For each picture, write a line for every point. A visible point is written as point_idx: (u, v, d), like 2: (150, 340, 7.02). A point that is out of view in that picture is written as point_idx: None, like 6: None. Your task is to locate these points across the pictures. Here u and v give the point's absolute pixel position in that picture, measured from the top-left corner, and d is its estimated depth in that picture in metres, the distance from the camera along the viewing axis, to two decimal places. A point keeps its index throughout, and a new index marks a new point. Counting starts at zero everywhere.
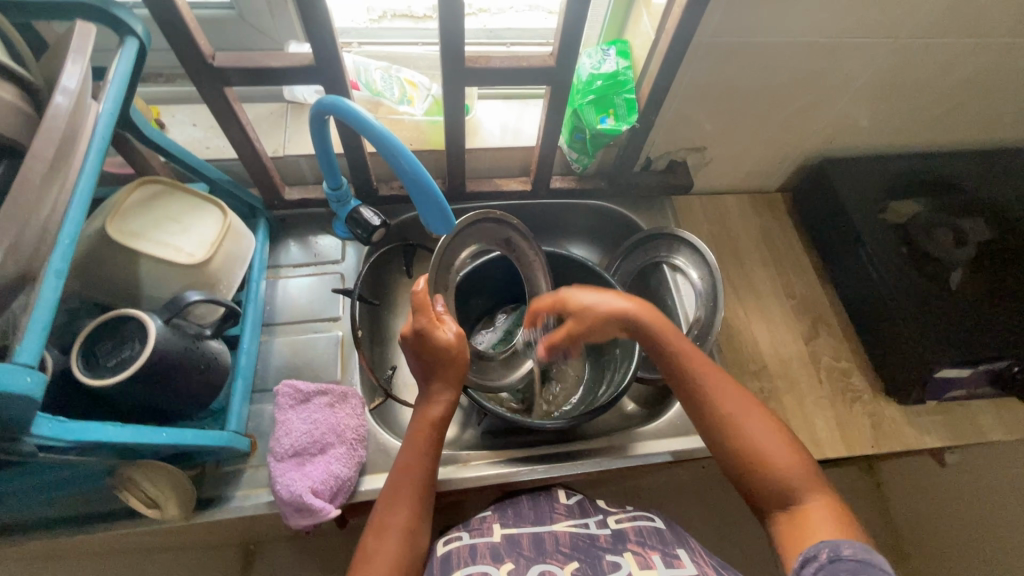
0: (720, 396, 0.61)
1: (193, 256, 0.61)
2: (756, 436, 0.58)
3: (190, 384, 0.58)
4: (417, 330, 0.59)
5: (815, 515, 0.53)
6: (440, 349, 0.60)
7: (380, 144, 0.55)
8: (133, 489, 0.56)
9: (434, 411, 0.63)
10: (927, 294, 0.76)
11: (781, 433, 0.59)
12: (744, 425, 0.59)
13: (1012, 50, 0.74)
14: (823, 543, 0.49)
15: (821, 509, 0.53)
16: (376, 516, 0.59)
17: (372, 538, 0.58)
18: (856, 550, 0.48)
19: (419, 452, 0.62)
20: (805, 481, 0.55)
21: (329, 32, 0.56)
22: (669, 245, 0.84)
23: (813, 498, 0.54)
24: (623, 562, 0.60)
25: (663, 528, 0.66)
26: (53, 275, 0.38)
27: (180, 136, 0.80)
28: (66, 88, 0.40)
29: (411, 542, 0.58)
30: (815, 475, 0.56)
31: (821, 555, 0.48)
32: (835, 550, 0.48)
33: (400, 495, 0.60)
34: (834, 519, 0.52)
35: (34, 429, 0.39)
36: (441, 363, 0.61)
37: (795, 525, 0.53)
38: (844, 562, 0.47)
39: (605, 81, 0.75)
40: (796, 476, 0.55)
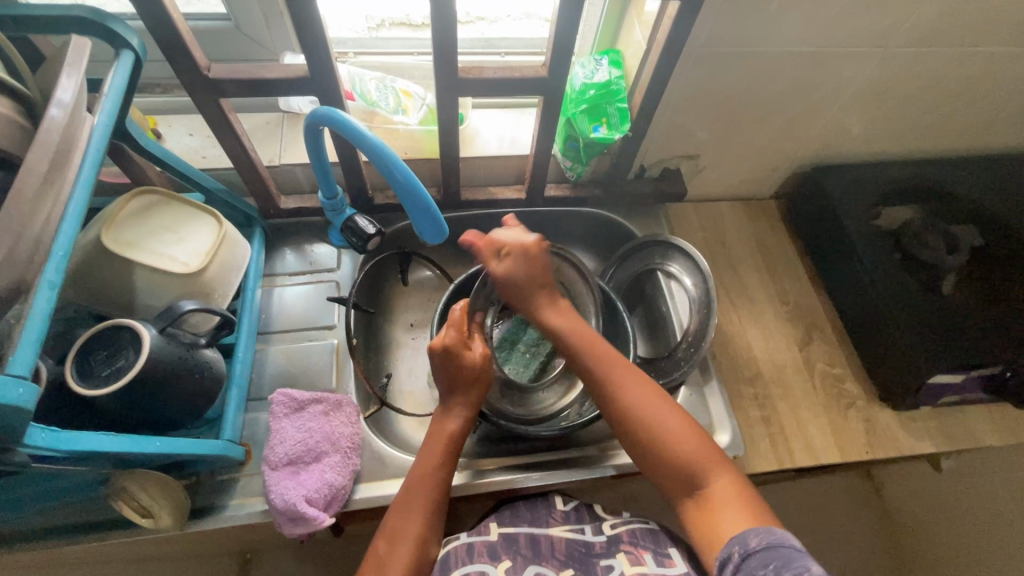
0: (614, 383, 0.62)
1: (188, 265, 0.61)
2: (657, 421, 0.59)
3: (183, 393, 0.58)
4: (448, 344, 0.64)
5: (721, 496, 0.55)
6: (465, 366, 0.65)
7: (372, 153, 0.55)
8: (127, 498, 0.56)
9: (451, 425, 0.65)
10: (918, 301, 0.76)
11: (682, 415, 0.60)
12: (647, 410, 0.60)
13: (1000, 58, 0.75)
14: (735, 538, 0.50)
15: (723, 489, 0.55)
16: (389, 521, 0.60)
17: (384, 543, 0.59)
18: (761, 536, 0.49)
19: (436, 462, 0.62)
20: (708, 461, 0.57)
21: (323, 44, 0.57)
22: (663, 253, 0.84)
23: (718, 479, 0.56)
24: (616, 562, 0.61)
25: (655, 528, 0.66)
26: (46, 286, 0.38)
27: (176, 146, 0.81)
28: (61, 101, 0.40)
29: (422, 551, 0.58)
30: (715, 451, 0.58)
31: (733, 555, 0.49)
32: (743, 544, 0.49)
33: (414, 503, 0.60)
34: (736, 499, 0.54)
35: (27, 440, 0.39)
36: (463, 382, 0.65)
37: (704, 510, 0.55)
38: (753, 555, 0.48)
39: (597, 90, 0.76)
40: (698, 455, 0.57)
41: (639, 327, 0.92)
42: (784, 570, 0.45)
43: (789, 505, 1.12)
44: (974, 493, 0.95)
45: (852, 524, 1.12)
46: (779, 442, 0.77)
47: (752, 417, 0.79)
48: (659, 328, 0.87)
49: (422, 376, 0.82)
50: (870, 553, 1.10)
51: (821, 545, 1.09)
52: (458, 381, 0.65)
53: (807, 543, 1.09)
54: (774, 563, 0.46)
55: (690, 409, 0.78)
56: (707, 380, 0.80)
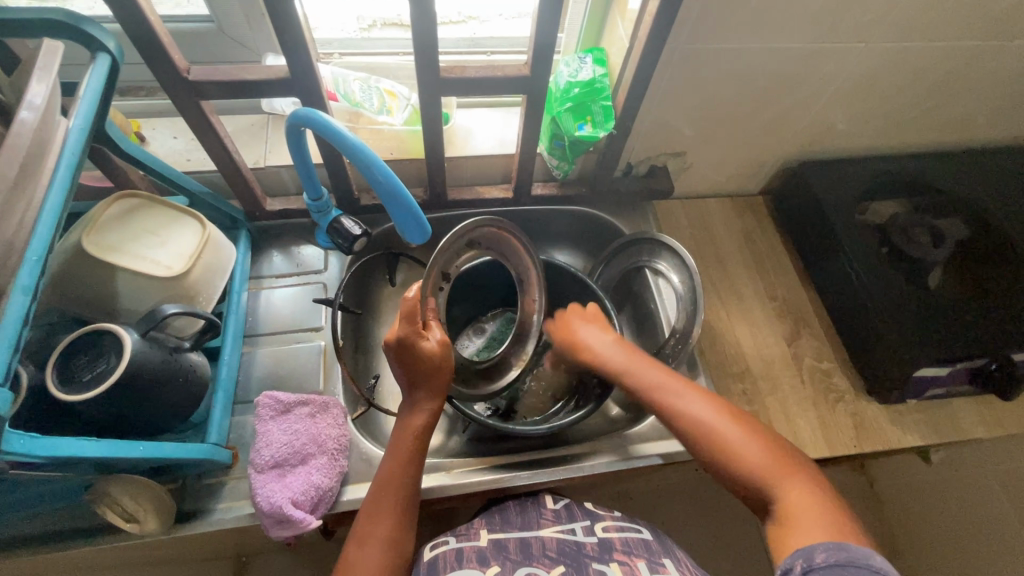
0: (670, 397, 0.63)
1: (171, 268, 0.61)
2: (722, 440, 0.59)
3: (167, 396, 0.58)
4: (401, 338, 0.60)
5: (797, 509, 0.52)
6: (424, 360, 0.62)
7: (353, 154, 0.55)
8: (111, 504, 0.56)
9: (418, 420, 0.64)
10: (903, 294, 0.77)
11: (749, 433, 0.59)
12: (711, 424, 0.60)
13: (981, 53, 0.76)
14: (798, 552, 0.48)
15: (797, 502, 0.53)
16: (358, 524, 0.59)
17: (354, 547, 0.58)
18: (829, 553, 0.47)
19: (403, 463, 0.62)
20: (776, 475, 0.55)
21: (302, 45, 0.57)
22: (651, 250, 0.84)
23: (790, 493, 0.54)
24: (609, 569, 0.60)
25: (650, 539, 0.66)
26: (20, 291, 0.38)
27: (160, 149, 0.81)
28: (32, 104, 0.40)
29: (393, 552, 0.58)
30: (785, 463, 0.56)
31: (796, 568, 0.47)
32: (808, 559, 0.47)
33: (382, 505, 0.59)
34: (810, 511, 0.51)
35: (6, 444, 0.39)
36: (423, 375, 0.63)
37: (779, 526, 0.53)
38: (819, 571, 0.46)
39: (582, 89, 0.76)
40: (767, 470, 0.56)
41: (628, 325, 0.92)
42: None
43: None
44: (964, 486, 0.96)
45: None
46: None
47: None
48: (647, 325, 0.88)
49: None
50: None
51: None
52: (419, 372, 0.63)
53: None
54: None
55: None
56: (695, 377, 0.80)
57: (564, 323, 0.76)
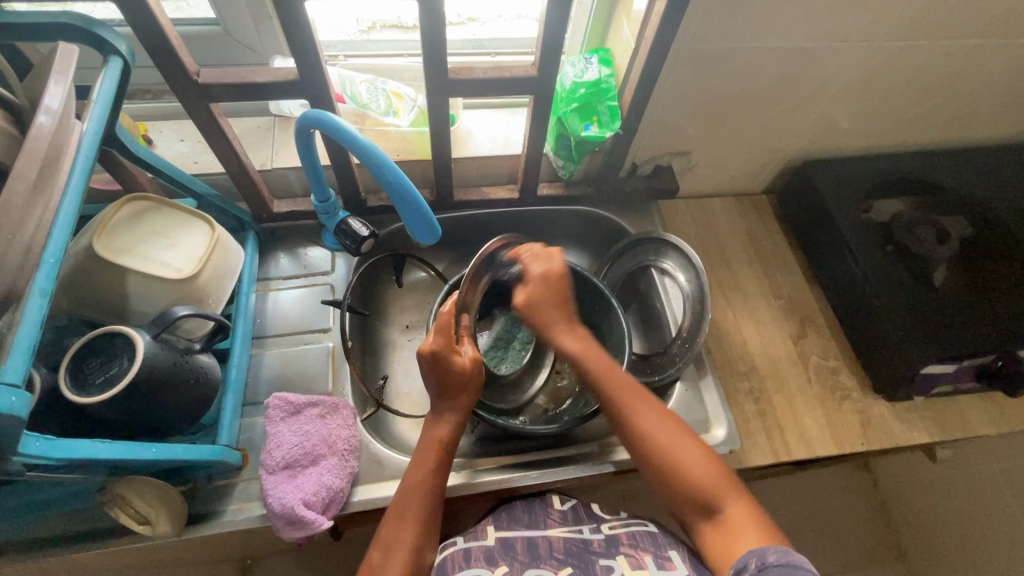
0: (630, 408, 0.64)
1: (181, 271, 0.61)
2: (674, 448, 0.61)
3: (180, 398, 0.58)
4: (435, 351, 0.63)
5: (736, 520, 0.55)
6: (454, 373, 0.64)
7: (363, 155, 0.55)
8: (124, 505, 0.56)
9: (444, 430, 0.65)
10: (909, 292, 0.77)
11: (700, 446, 0.61)
12: (664, 437, 0.62)
13: (985, 51, 0.76)
14: (751, 553, 0.50)
15: (739, 514, 0.56)
16: (382, 532, 0.60)
17: (377, 555, 0.58)
18: (780, 554, 0.49)
19: (428, 471, 0.62)
20: (721, 486, 0.58)
21: (312, 47, 0.57)
22: (657, 250, 0.85)
23: (733, 505, 0.57)
24: (616, 564, 0.61)
25: (655, 532, 0.66)
26: (37, 294, 0.38)
27: (168, 152, 0.81)
28: (49, 108, 0.40)
29: (416, 558, 0.58)
30: (730, 479, 0.59)
31: (750, 566, 0.49)
32: (761, 558, 0.49)
33: (406, 513, 0.60)
34: (752, 522, 0.55)
35: (22, 449, 0.39)
36: (453, 388, 0.65)
37: (722, 534, 0.55)
38: (770, 569, 0.48)
39: (588, 89, 0.76)
40: (712, 481, 0.58)
41: (634, 324, 0.92)
42: None
43: (787, 499, 1.12)
44: (970, 483, 0.96)
45: (852, 516, 1.13)
46: (775, 435, 0.78)
47: (747, 412, 0.80)
48: (654, 324, 0.88)
49: (419, 378, 0.82)
50: (868, 545, 1.11)
51: (820, 537, 1.10)
52: (449, 385, 0.65)
53: (805, 535, 1.10)
54: None
55: (685, 404, 0.78)
56: (702, 376, 0.81)
57: (542, 316, 0.70)
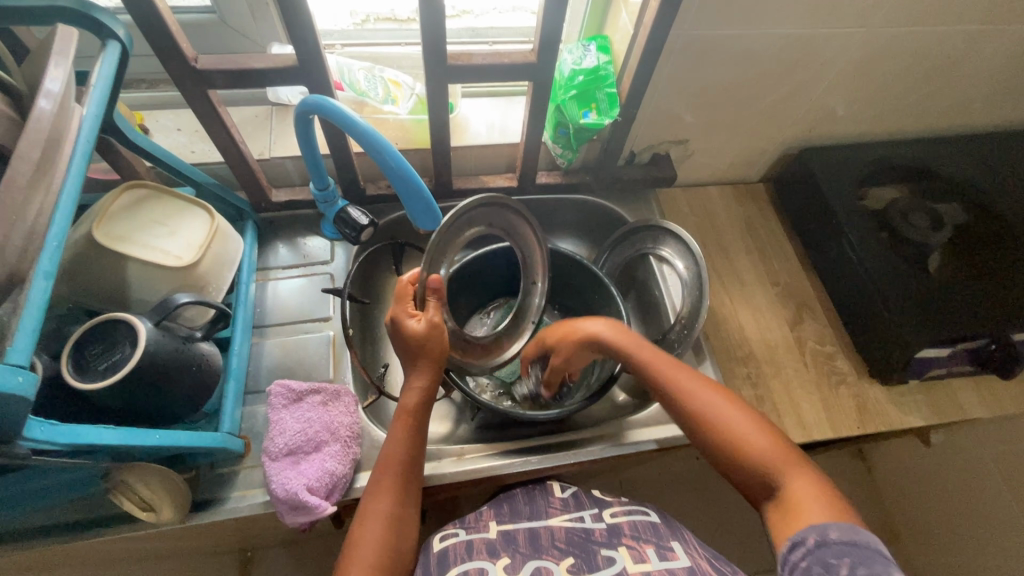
0: (684, 389, 0.64)
1: (181, 258, 0.61)
2: (726, 426, 0.60)
3: (182, 385, 0.58)
4: (391, 317, 0.61)
5: (799, 496, 0.53)
6: (410, 339, 0.60)
7: (364, 141, 0.55)
8: (128, 493, 0.56)
9: (411, 399, 0.63)
10: (904, 278, 0.78)
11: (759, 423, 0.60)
12: (722, 409, 0.61)
13: (980, 37, 0.76)
14: (811, 527, 0.50)
15: (802, 489, 0.54)
16: (362, 504, 0.60)
17: (357, 527, 0.59)
18: (844, 532, 0.48)
19: (398, 440, 0.62)
20: (783, 463, 0.56)
21: (311, 32, 0.57)
22: (655, 238, 0.85)
23: (794, 482, 0.55)
24: (618, 555, 0.60)
25: (657, 522, 0.67)
26: (41, 276, 0.38)
27: (165, 141, 0.80)
28: (49, 92, 0.40)
29: (395, 528, 0.58)
30: (792, 455, 0.57)
31: (809, 540, 0.49)
32: (822, 534, 0.49)
33: (383, 482, 0.60)
34: (815, 497, 0.53)
35: (27, 433, 0.39)
36: (415, 354, 0.61)
37: (785, 511, 0.53)
38: (832, 545, 0.47)
39: (586, 76, 0.76)
40: (773, 459, 0.57)
41: (632, 311, 0.93)
42: (861, 568, 0.45)
43: None
44: (962, 466, 0.98)
45: (846, 501, 1.15)
46: (772, 420, 0.79)
47: (745, 397, 0.80)
48: (652, 311, 0.89)
49: None
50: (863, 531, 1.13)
51: None
52: (407, 355, 0.62)
53: None
54: (851, 559, 0.46)
55: None
56: (700, 361, 0.82)
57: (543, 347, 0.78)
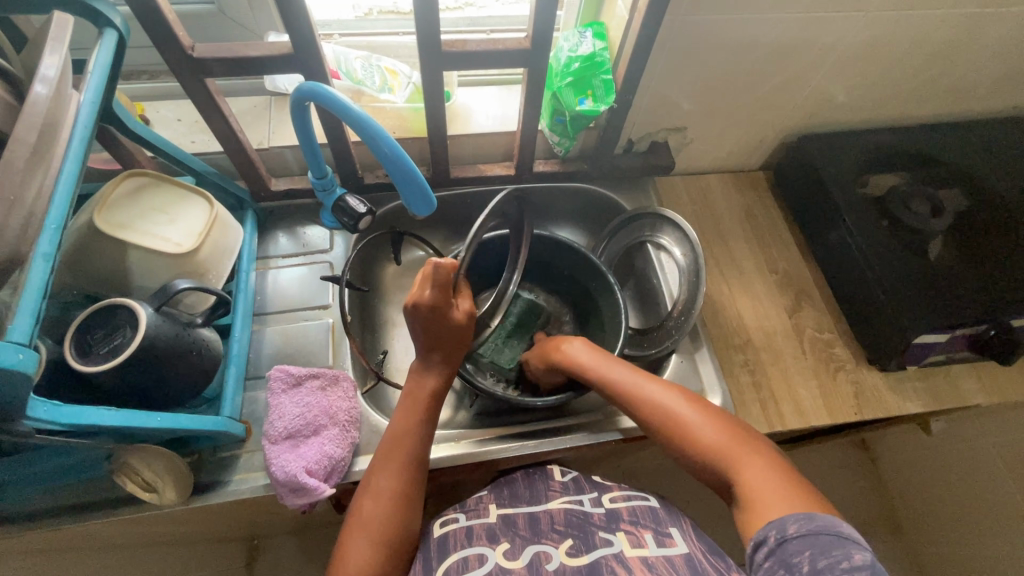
0: (635, 395, 0.65)
1: (180, 245, 0.62)
2: (682, 428, 0.61)
3: (184, 369, 0.59)
4: (438, 304, 0.61)
5: (756, 490, 0.54)
6: (453, 324, 0.64)
7: (358, 126, 0.56)
8: (132, 475, 0.57)
9: (433, 381, 0.66)
10: (903, 264, 0.77)
11: (710, 422, 0.61)
12: (674, 413, 0.62)
13: (982, 21, 0.76)
14: (771, 524, 0.51)
15: (756, 483, 0.55)
16: (371, 479, 0.60)
17: (365, 503, 0.59)
18: (801, 523, 0.49)
19: (414, 418, 0.63)
20: (735, 458, 0.57)
21: (306, 19, 0.57)
22: (653, 225, 0.85)
23: (749, 475, 0.56)
24: (616, 539, 0.61)
25: (656, 506, 0.67)
26: (41, 258, 0.39)
27: (165, 132, 0.81)
28: (45, 76, 0.40)
29: (401, 507, 0.59)
30: (741, 448, 0.58)
31: (770, 539, 0.50)
32: (781, 530, 0.49)
33: (395, 457, 0.61)
34: (771, 491, 0.53)
35: (30, 412, 0.40)
36: (451, 339, 0.65)
37: (746, 509, 0.54)
38: (791, 541, 0.48)
39: (582, 63, 0.76)
40: (728, 456, 0.58)
41: (631, 300, 0.93)
42: (822, 558, 0.46)
43: None
44: (963, 455, 0.98)
45: (848, 491, 1.15)
46: (769, 406, 0.79)
47: (743, 383, 0.81)
48: (650, 299, 0.89)
49: None
50: (864, 519, 1.13)
51: None
52: (442, 339, 0.64)
53: None
54: (812, 551, 0.47)
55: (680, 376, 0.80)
56: (697, 348, 0.82)
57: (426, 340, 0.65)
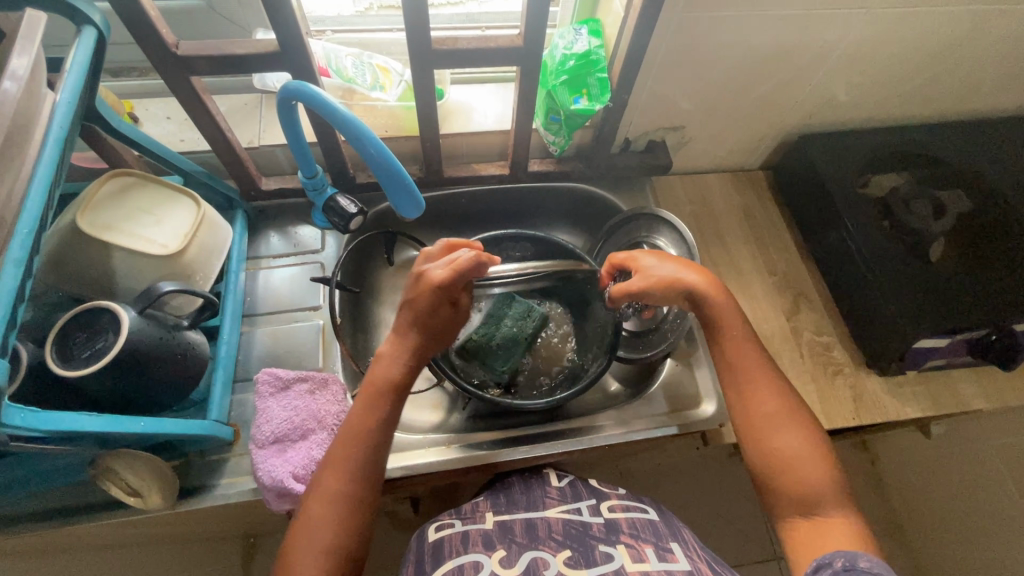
0: (760, 389, 0.61)
1: (166, 247, 0.61)
2: (788, 441, 0.58)
3: (169, 372, 0.58)
4: (443, 284, 0.60)
5: (837, 531, 0.52)
6: (440, 309, 0.62)
7: (343, 126, 0.55)
8: (114, 478, 0.56)
9: (393, 371, 0.61)
10: (904, 267, 0.76)
11: (818, 447, 0.58)
12: (789, 423, 0.59)
13: (986, 18, 0.74)
14: (841, 551, 0.49)
15: (840, 525, 0.53)
16: (319, 479, 0.56)
17: (315, 504, 0.55)
18: (873, 563, 0.47)
19: (371, 415, 0.59)
20: (830, 494, 0.55)
21: (292, 16, 0.56)
22: (650, 226, 0.84)
23: (836, 515, 0.53)
24: (616, 552, 0.59)
25: (656, 521, 0.66)
26: (11, 263, 0.38)
27: (154, 130, 0.80)
28: (14, 74, 0.39)
29: (350, 509, 0.55)
30: (841, 488, 0.55)
31: (835, 563, 0.48)
32: (850, 560, 0.47)
33: (345, 456, 0.57)
34: (853, 538, 0.52)
35: (6, 419, 0.39)
36: (433, 325, 0.62)
37: (814, 532, 0.53)
38: (859, 572, 0.46)
39: (577, 61, 0.74)
40: (823, 485, 0.55)
41: None
42: None
43: None
44: None
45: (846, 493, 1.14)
46: None
47: None
48: None
49: None
50: None
51: None
52: (425, 321, 0.62)
53: None
54: None
55: (675, 379, 0.79)
56: (694, 351, 0.81)
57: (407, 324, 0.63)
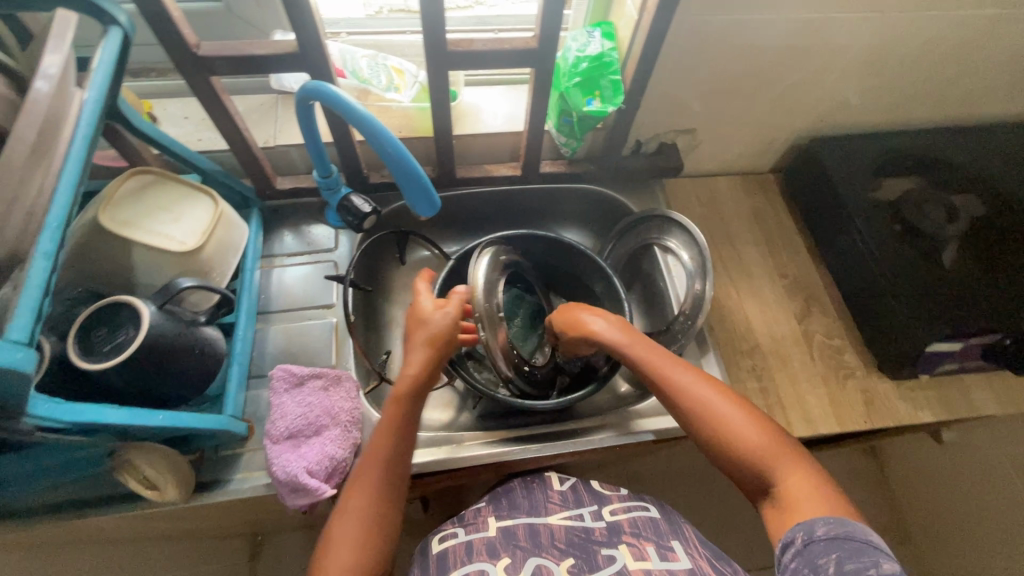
0: (677, 386, 0.61)
1: (185, 244, 0.62)
2: (725, 424, 0.58)
3: (187, 367, 0.59)
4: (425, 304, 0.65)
5: (796, 493, 0.52)
6: (433, 322, 0.64)
7: (361, 125, 0.55)
8: (132, 471, 0.57)
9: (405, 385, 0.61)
10: (916, 270, 0.76)
11: (750, 416, 0.58)
12: (715, 407, 0.59)
13: (1000, 22, 0.74)
14: (800, 525, 0.49)
15: (796, 486, 0.53)
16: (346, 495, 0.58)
17: (341, 521, 0.56)
18: (830, 526, 0.48)
19: (388, 430, 0.59)
20: (775, 458, 0.55)
21: (310, 18, 0.57)
22: (661, 228, 0.84)
23: (788, 479, 0.53)
24: (618, 553, 0.60)
25: (657, 518, 0.66)
26: (41, 256, 0.39)
27: (172, 129, 0.81)
28: (46, 73, 0.41)
29: (372, 519, 0.56)
30: (783, 448, 0.55)
31: (796, 540, 0.48)
32: (809, 531, 0.48)
33: (366, 470, 0.58)
34: (811, 492, 0.52)
35: (31, 408, 0.40)
36: (429, 339, 0.63)
37: (780, 507, 0.53)
38: (818, 542, 0.47)
39: (590, 62, 0.74)
40: (772, 455, 0.55)
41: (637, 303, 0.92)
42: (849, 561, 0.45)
43: None
44: (976, 465, 0.96)
45: (857, 499, 1.13)
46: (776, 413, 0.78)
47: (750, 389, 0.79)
48: (656, 302, 0.88)
49: None
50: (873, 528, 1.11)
51: None
52: (422, 336, 0.63)
53: None
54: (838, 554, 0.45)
55: None
56: (704, 353, 0.81)
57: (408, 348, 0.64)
